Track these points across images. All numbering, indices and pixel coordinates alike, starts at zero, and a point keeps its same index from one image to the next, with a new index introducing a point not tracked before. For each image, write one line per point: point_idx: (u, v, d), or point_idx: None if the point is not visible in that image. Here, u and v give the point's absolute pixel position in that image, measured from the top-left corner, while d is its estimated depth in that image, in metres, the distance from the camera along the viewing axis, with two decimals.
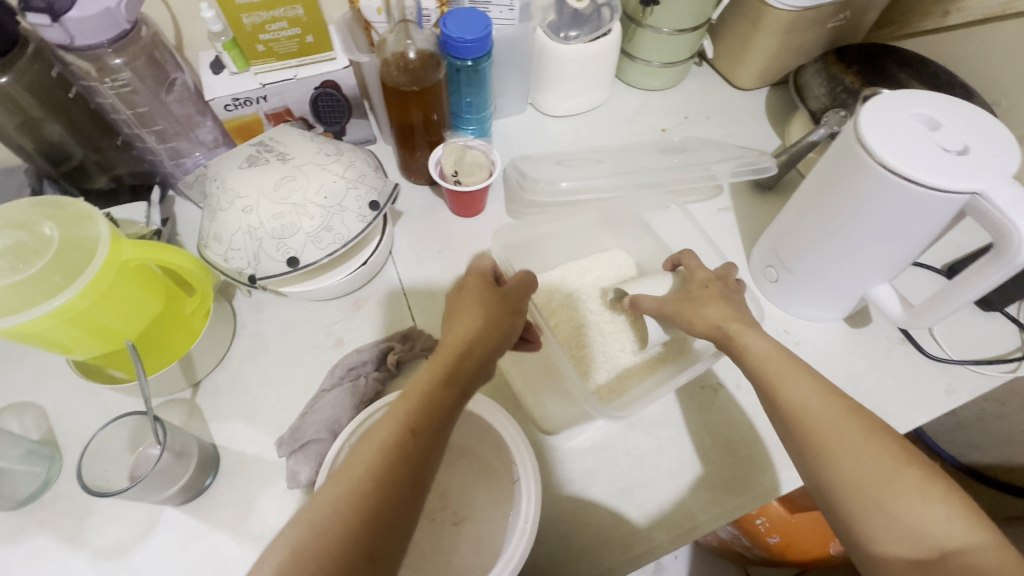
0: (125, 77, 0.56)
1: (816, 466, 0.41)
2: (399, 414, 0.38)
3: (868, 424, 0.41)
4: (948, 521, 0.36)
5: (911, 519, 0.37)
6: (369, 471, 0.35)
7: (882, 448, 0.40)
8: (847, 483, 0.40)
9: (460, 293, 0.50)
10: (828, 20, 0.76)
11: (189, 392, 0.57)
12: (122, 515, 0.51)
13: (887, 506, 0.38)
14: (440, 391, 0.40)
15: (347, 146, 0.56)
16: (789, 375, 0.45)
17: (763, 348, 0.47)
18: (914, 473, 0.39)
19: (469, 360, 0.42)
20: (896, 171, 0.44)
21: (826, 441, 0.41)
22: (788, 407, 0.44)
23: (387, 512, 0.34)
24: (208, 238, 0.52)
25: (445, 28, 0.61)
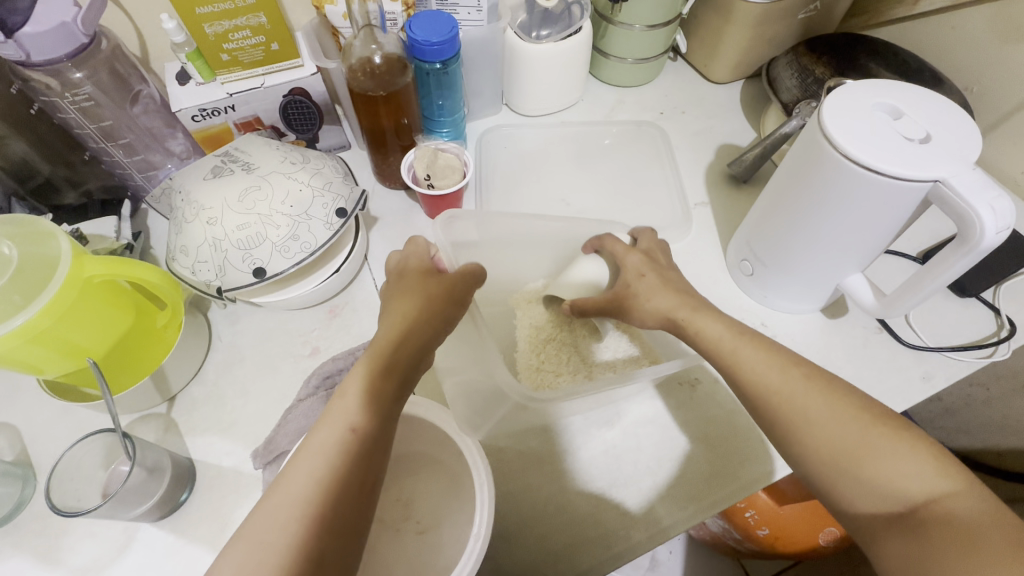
0: (87, 91, 0.55)
1: (789, 443, 0.42)
2: (342, 417, 0.39)
3: (832, 391, 0.42)
4: (920, 477, 0.36)
5: (883, 480, 0.37)
6: (316, 482, 0.36)
7: (848, 412, 0.40)
8: (818, 454, 0.40)
9: (399, 281, 0.49)
10: (799, 11, 0.76)
11: (165, 407, 0.57)
12: (98, 533, 0.50)
13: (859, 471, 0.38)
14: (381, 386, 0.41)
15: (314, 154, 0.55)
16: (743, 344, 0.46)
17: (717, 334, 0.48)
18: (882, 431, 0.39)
19: (407, 350, 0.43)
20: (859, 161, 0.44)
21: (794, 418, 0.42)
22: (750, 386, 0.45)
23: (334, 512, 0.36)
24: (175, 251, 0.51)
25: (411, 32, 0.60)
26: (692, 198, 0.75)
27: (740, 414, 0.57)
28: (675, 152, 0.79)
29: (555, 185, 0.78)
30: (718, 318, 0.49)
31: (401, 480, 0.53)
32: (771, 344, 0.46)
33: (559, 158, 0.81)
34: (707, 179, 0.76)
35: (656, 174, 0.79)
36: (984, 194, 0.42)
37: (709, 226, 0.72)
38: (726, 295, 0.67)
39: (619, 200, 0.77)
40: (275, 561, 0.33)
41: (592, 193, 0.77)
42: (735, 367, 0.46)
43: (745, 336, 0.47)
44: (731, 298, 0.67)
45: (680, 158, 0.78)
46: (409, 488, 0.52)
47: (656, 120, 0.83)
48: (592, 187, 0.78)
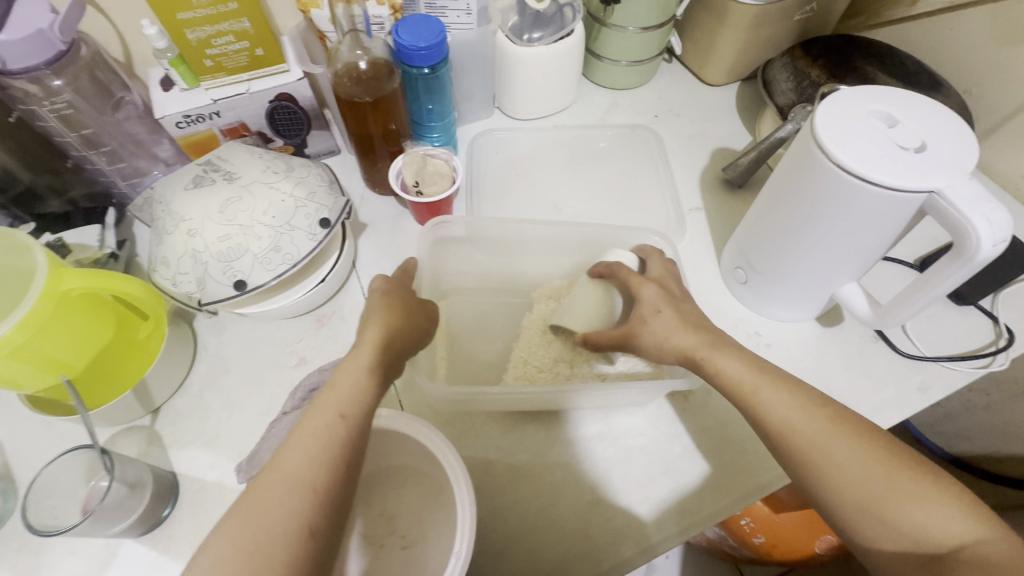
0: (66, 98, 0.54)
1: (811, 483, 0.40)
2: (332, 405, 0.39)
3: (854, 430, 0.41)
4: (950, 521, 0.36)
5: (914, 525, 0.36)
6: (310, 467, 0.37)
7: (872, 453, 0.39)
8: (844, 497, 0.39)
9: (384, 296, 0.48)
10: (795, 13, 0.74)
11: (148, 419, 0.56)
12: (79, 550, 0.49)
13: (889, 514, 0.37)
14: (368, 378, 0.41)
15: (297, 162, 0.54)
16: (764, 385, 0.44)
17: (737, 373, 0.45)
18: (908, 473, 0.38)
19: (394, 345, 0.44)
20: (852, 171, 0.43)
21: (817, 458, 0.40)
22: (772, 424, 0.43)
23: (328, 493, 0.37)
24: (155, 262, 0.50)
25: (398, 37, 0.59)
26: (686, 203, 0.74)
27: (733, 425, 0.56)
28: (669, 156, 0.78)
29: (548, 191, 0.77)
30: (736, 356, 0.46)
31: (386, 495, 0.52)
32: (787, 378, 0.45)
33: (551, 163, 0.79)
34: (701, 185, 0.75)
35: (651, 179, 0.78)
36: (979, 206, 0.41)
37: (703, 232, 0.71)
38: (720, 303, 0.66)
39: (613, 205, 0.76)
40: (277, 543, 0.34)
41: (586, 198, 0.76)
42: (743, 392, 0.45)
43: (766, 376, 0.45)
44: (726, 307, 0.66)
45: (675, 162, 0.77)
46: (394, 503, 0.51)
47: (651, 123, 0.82)
48: (585, 192, 0.77)
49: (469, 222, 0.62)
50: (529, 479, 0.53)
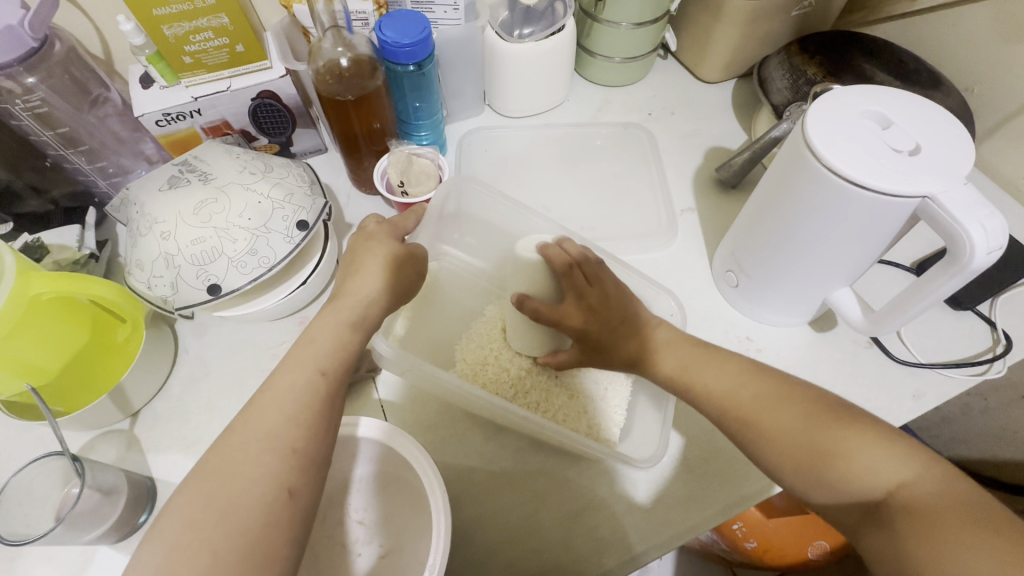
0: (40, 95, 0.53)
1: (751, 450, 0.44)
2: (313, 362, 0.40)
3: (784, 395, 0.44)
4: (878, 468, 0.38)
5: (844, 475, 0.39)
6: (289, 418, 0.38)
7: (799, 414, 0.42)
8: (780, 459, 0.42)
9: (365, 242, 0.49)
10: (792, 8, 0.73)
11: (127, 423, 0.55)
12: (54, 556, 0.49)
13: (820, 468, 0.40)
14: (347, 336, 0.42)
15: (276, 162, 0.53)
16: (704, 369, 0.48)
17: (672, 367, 0.50)
18: (836, 427, 0.41)
19: (374, 309, 0.44)
20: (842, 175, 0.41)
21: (751, 427, 0.44)
22: (712, 401, 0.47)
23: (305, 446, 0.37)
24: (130, 265, 0.49)
25: (381, 33, 0.58)
26: (678, 203, 0.72)
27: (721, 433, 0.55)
28: (662, 155, 0.76)
29: (538, 191, 0.75)
30: (674, 350, 0.51)
31: (366, 503, 0.51)
32: (728, 358, 0.49)
33: (542, 162, 0.78)
34: (694, 185, 0.74)
35: (642, 178, 0.76)
36: (973, 212, 0.39)
37: (695, 234, 0.70)
38: (711, 307, 0.64)
39: (604, 205, 0.74)
40: (252, 492, 0.35)
41: (577, 198, 0.75)
42: (686, 386, 0.49)
43: (706, 361, 0.49)
44: (716, 311, 0.64)
45: (668, 161, 0.76)
46: (374, 511, 0.50)
47: (644, 121, 0.80)
48: (576, 192, 0.75)
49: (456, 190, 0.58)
50: (512, 487, 0.52)
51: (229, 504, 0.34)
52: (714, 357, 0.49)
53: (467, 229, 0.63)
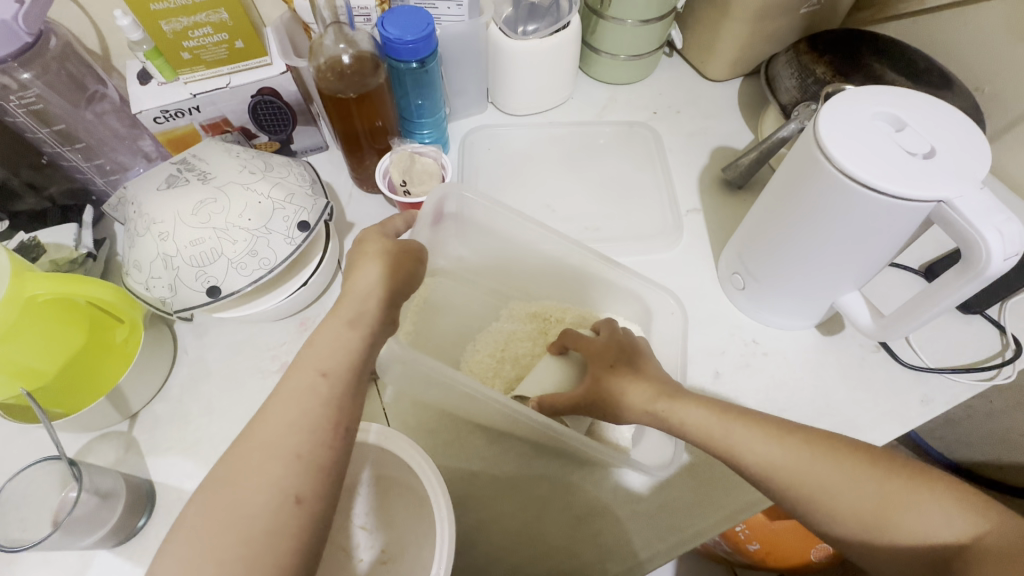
0: (35, 92, 0.52)
1: (814, 517, 0.41)
2: (313, 363, 0.40)
3: (836, 450, 0.41)
4: (950, 521, 0.37)
5: (920, 533, 0.38)
6: (295, 424, 0.37)
7: (860, 470, 0.40)
8: (849, 524, 0.40)
9: (362, 245, 0.48)
10: (800, 6, 0.72)
11: (126, 425, 0.54)
12: (52, 560, 0.48)
13: (895, 528, 0.38)
14: (346, 336, 0.41)
15: (277, 161, 0.52)
16: (736, 431, 0.44)
17: (702, 422, 0.45)
18: (899, 482, 0.39)
19: (373, 305, 0.43)
20: (857, 179, 0.40)
21: (811, 494, 0.41)
22: (760, 470, 0.42)
23: (311, 450, 0.37)
24: (128, 265, 0.48)
25: (383, 29, 0.57)
26: (684, 204, 0.71)
27: None
28: (667, 155, 0.75)
29: (541, 190, 0.74)
30: (699, 404, 0.46)
31: (368, 507, 0.50)
32: (758, 417, 0.45)
33: (545, 160, 0.77)
34: (700, 185, 0.73)
35: (647, 178, 0.75)
36: (990, 217, 0.38)
37: (700, 235, 0.69)
38: (717, 310, 0.64)
39: (609, 204, 0.73)
40: (257, 499, 0.35)
41: (580, 197, 0.74)
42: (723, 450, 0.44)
43: (735, 418, 0.45)
44: (721, 313, 0.63)
45: (673, 161, 0.75)
46: (376, 517, 0.50)
47: (649, 120, 0.79)
48: (580, 191, 0.75)
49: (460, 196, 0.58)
50: (515, 493, 0.52)
51: (234, 515, 0.34)
52: (738, 414, 0.45)
53: (468, 237, 0.63)
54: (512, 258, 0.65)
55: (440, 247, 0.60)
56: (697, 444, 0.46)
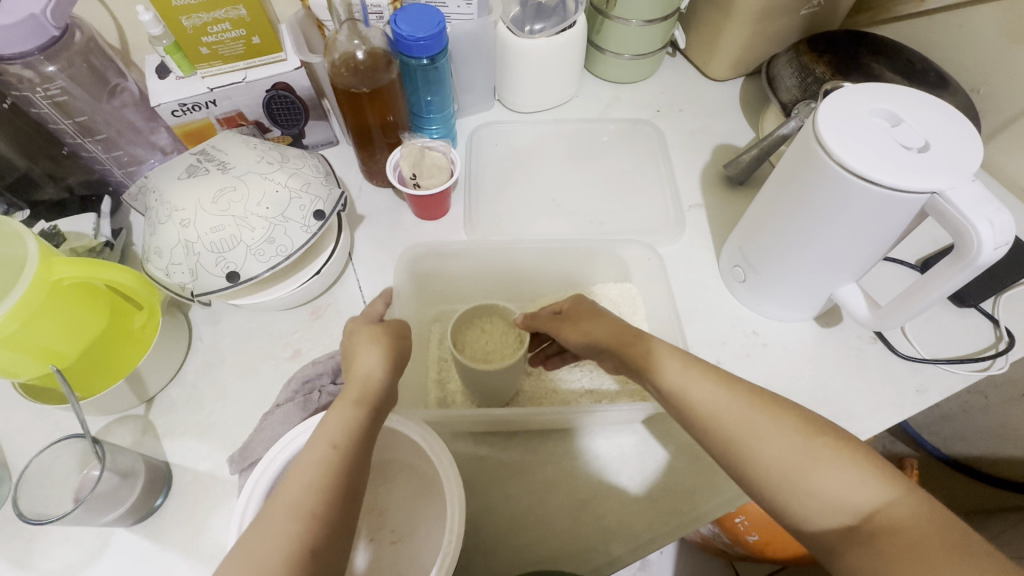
0: (60, 84, 0.54)
1: (734, 461, 0.39)
2: (323, 435, 0.38)
3: (770, 405, 0.39)
4: (867, 489, 0.35)
5: (831, 493, 0.35)
6: (308, 491, 0.35)
7: (788, 425, 0.38)
8: (768, 475, 0.37)
9: (351, 337, 0.46)
10: (801, 8, 0.73)
11: (142, 409, 0.56)
12: (72, 538, 0.50)
13: (808, 486, 0.36)
14: (354, 412, 0.40)
15: (293, 152, 0.54)
16: (691, 377, 0.42)
17: (665, 368, 0.43)
18: (824, 442, 0.37)
19: (377, 385, 0.42)
20: (853, 171, 0.42)
21: (735, 437, 0.39)
22: (698, 412, 0.41)
23: (325, 513, 0.35)
24: (150, 252, 0.50)
25: (396, 26, 0.58)
26: (686, 200, 0.73)
27: None
28: (670, 152, 0.77)
29: (547, 185, 0.76)
30: (668, 347, 0.45)
31: (377, 490, 0.51)
32: (710, 365, 0.43)
33: (550, 157, 0.79)
34: (703, 181, 0.74)
35: (650, 175, 0.77)
36: (982, 208, 0.40)
37: (702, 230, 0.70)
38: (718, 302, 0.65)
39: (613, 199, 0.75)
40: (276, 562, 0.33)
41: (584, 192, 0.76)
42: (671, 391, 0.43)
43: (694, 367, 0.43)
44: (722, 306, 0.65)
45: (675, 158, 0.76)
46: (383, 498, 0.51)
47: (652, 118, 0.81)
48: (584, 187, 0.76)
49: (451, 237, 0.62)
50: (519, 476, 0.53)
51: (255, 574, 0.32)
52: (701, 363, 0.43)
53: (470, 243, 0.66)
54: (502, 267, 0.68)
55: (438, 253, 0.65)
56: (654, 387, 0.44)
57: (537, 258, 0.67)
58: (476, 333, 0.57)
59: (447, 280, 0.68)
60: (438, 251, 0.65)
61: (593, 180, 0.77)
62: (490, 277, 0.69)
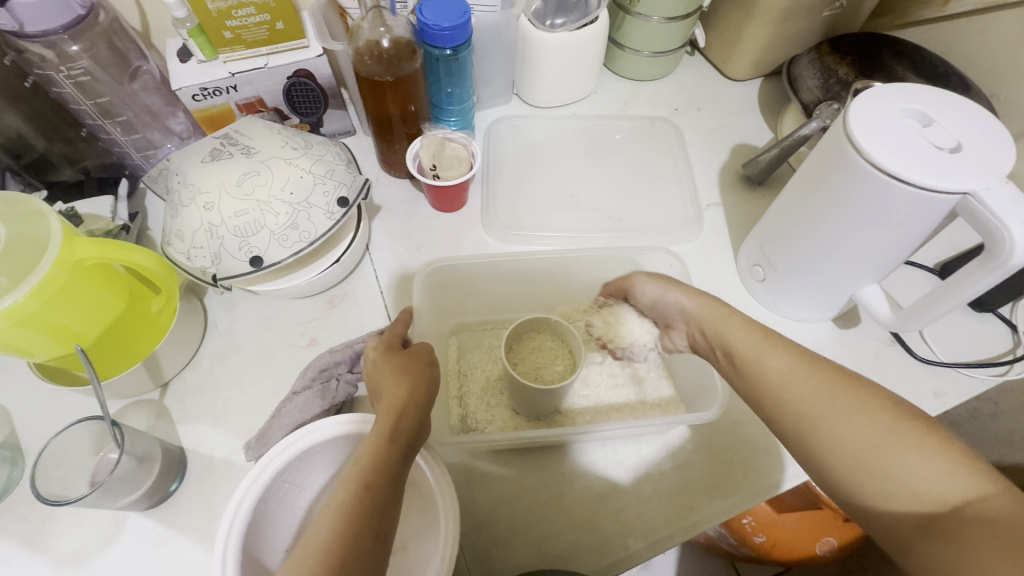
0: (82, 65, 0.54)
1: (805, 441, 0.38)
2: (353, 475, 0.36)
3: (851, 384, 0.38)
4: (953, 478, 0.33)
5: (913, 480, 0.34)
6: (333, 538, 0.33)
7: (869, 409, 0.37)
8: (843, 457, 0.36)
9: (376, 366, 0.46)
10: (823, 9, 0.73)
11: (157, 393, 0.56)
12: (85, 520, 0.49)
13: (887, 470, 0.34)
14: (387, 449, 0.38)
15: (316, 139, 0.54)
16: (769, 352, 0.43)
17: (740, 340, 0.44)
18: (907, 427, 0.35)
19: (406, 420, 0.41)
20: (884, 170, 0.42)
21: (808, 417, 0.38)
22: (772, 387, 0.41)
23: (355, 559, 0.33)
24: (170, 235, 0.50)
25: (422, 15, 0.58)
26: (704, 198, 0.73)
27: (745, 424, 0.55)
28: (689, 150, 0.77)
29: (564, 181, 0.76)
30: (739, 322, 0.46)
31: None
32: (791, 342, 0.43)
33: (565, 154, 0.78)
34: (721, 180, 0.74)
35: (668, 173, 0.77)
36: (1014, 210, 0.40)
37: (720, 230, 0.70)
38: (736, 301, 0.65)
39: (632, 197, 0.75)
40: None
41: (600, 188, 0.75)
42: (746, 366, 0.43)
43: (769, 340, 0.43)
44: (742, 304, 0.65)
45: (694, 157, 0.76)
46: None
47: (670, 116, 0.80)
48: (601, 183, 0.76)
49: (450, 264, 0.63)
50: (528, 476, 0.53)
51: None
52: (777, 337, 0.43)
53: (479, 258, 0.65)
54: (514, 272, 0.66)
55: (452, 266, 0.64)
56: (728, 359, 0.45)
57: (553, 263, 0.66)
58: (527, 347, 0.57)
59: (461, 289, 0.67)
60: (454, 265, 0.64)
61: (611, 182, 0.76)
62: (507, 282, 0.67)
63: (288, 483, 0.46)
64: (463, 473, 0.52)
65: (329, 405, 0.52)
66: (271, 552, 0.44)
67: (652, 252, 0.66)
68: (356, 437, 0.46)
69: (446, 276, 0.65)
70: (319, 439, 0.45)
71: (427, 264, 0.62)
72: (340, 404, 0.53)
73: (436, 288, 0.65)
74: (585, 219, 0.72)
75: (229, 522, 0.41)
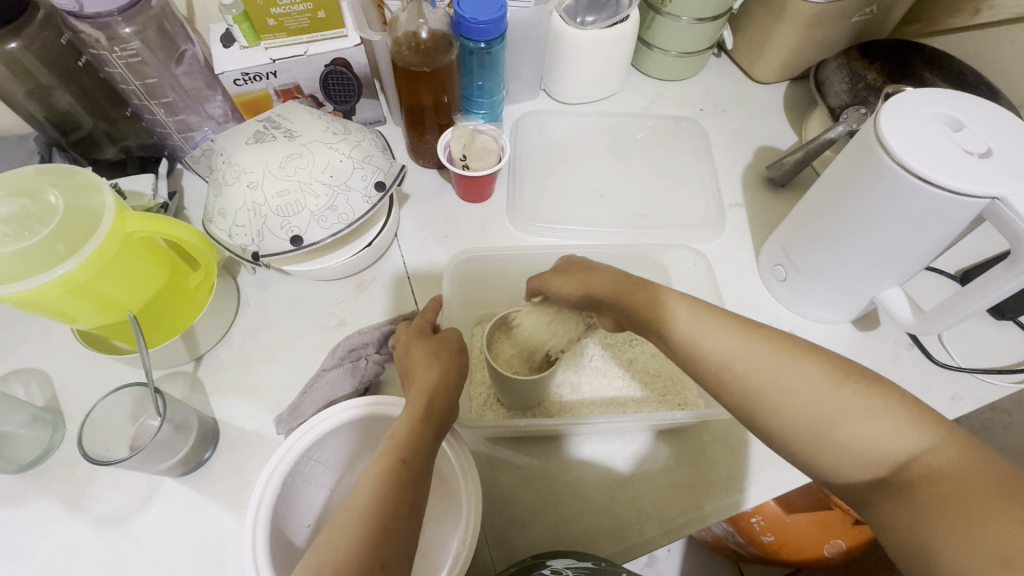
0: (134, 46, 0.55)
1: (753, 415, 0.39)
2: (391, 449, 0.38)
3: (792, 351, 0.39)
4: (903, 436, 0.35)
5: (864, 443, 0.35)
6: (377, 504, 0.35)
7: (818, 375, 0.38)
8: (792, 424, 0.37)
9: (408, 350, 0.48)
10: (855, 14, 0.73)
11: (192, 365, 0.58)
12: (122, 483, 0.51)
13: (838, 436, 0.36)
14: (420, 428, 0.40)
15: (355, 125, 0.56)
16: (704, 325, 0.42)
17: (676, 318, 0.44)
18: (851, 390, 0.37)
19: (437, 402, 0.42)
20: (914, 172, 0.42)
21: (754, 390, 0.39)
22: (714, 366, 0.41)
23: (395, 525, 0.35)
24: (214, 213, 0.52)
25: (459, 8, 0.59)
26: (727, 198, 0.74)
27: None
28: (713, 151, 0.78)
29: (590, 177, 0.77)
30: (677, 296, 0.45)
31: None
32: (734, 314, 0.42)
33: (592, 150, 0.79)
34: (744, 182, 0.75)
35: (691, 171, 0.78)
36: None
37: (742, 229, 0.71)
38: (755, 299, 0.66)
39: (652, 196, 0.76)
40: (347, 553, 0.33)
41: (625, 185, 0.76)
42: (683, 343, 0.43)
43: (707, 313, 0.43)
44: (761, 303, 0.66)
45: (718, 156, 0.77)
46: None
47: (696, 116, 0.81)
48: (626, 181, 0.77)
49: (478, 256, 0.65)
50: (544, 463, 0.54)
51: (326, 552, 0.33)
52: (714, 310, 0.43)
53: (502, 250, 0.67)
54: (538, 265, 0.67)
55: (480, 259, 0.65)
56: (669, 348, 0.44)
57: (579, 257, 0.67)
58: (508, 338, 0.58)
59: (489, 280, 0.69)
60: (483, 256, 0.65)
61: (632, 181, 0.77)
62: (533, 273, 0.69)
63: (313, 460, 0.47)
64: (485, 456, 0.54)
65: (357, 383, 0.53)
66: (297, 524, 0.46)
67: (675, 251, 0.67)
68: (375, 418, 0.48)
69: (472, 267, 0.66)
70: (340, 421, 0.46)
71: (455, 253, 0.64)
72: (368, 382, 0.54)
73: (463, 278, 0.66)
74: (610, 216, 0.73)
75: (261, 492, 0.43)
